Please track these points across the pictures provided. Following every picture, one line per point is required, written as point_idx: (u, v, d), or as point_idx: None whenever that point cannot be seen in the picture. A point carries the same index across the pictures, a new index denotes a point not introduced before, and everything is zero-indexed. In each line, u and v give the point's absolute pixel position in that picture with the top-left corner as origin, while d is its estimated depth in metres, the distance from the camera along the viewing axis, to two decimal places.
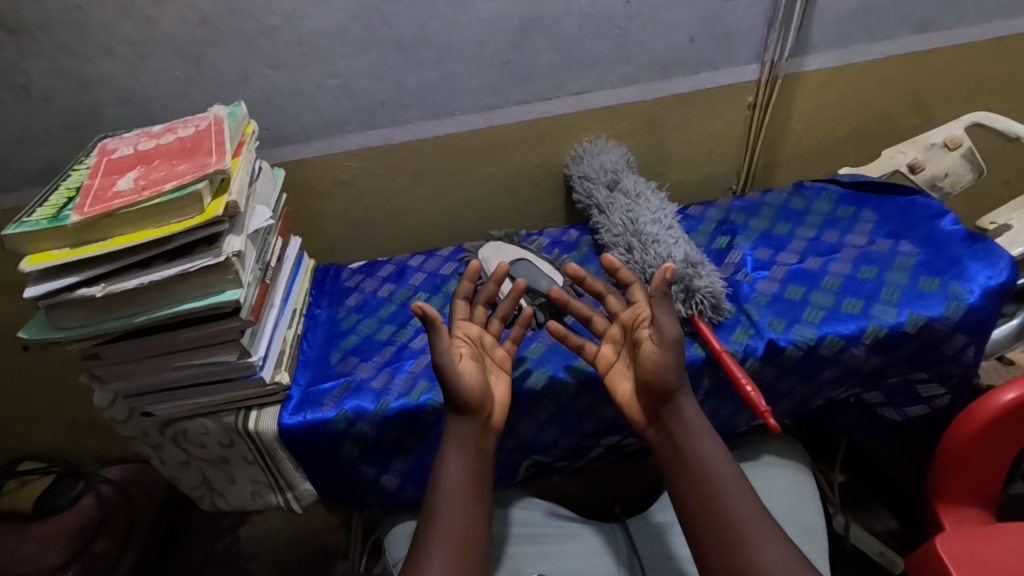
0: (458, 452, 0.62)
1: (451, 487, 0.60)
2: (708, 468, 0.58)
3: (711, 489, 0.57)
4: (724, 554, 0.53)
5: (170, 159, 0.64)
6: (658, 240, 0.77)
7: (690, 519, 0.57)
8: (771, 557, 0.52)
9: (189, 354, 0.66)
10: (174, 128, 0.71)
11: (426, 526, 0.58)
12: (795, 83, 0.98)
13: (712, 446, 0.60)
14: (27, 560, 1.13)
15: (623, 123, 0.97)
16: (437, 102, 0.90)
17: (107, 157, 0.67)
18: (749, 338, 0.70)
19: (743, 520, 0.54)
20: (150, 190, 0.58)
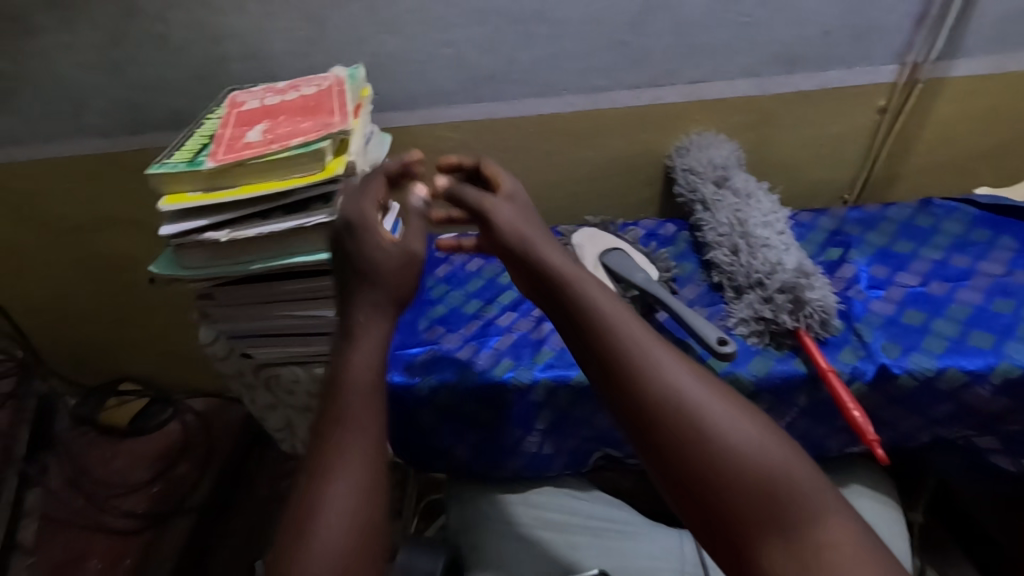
0: (366, 346, 0.54)
1: (356, 391, 0.52)
2: (640, 353, 0.52)
3: (651, 384, 0.51)
4: (683, 438, 0.48)
5: (295, 115, 0.66)
6: (768, 245, 0.73)
7: (633, 410, 0.51)
8: (733, 423, 0.49)
9: (292, 305, 0.69)
10: (297, 86, 0.74)
11: (327, 434, 0.50)
12: (935, 89, 0.89)
13: (635, 326, 0.54)
14: (119, 473, 1.27)
15: (734, 117, 0.92)
16: (546, 81, 0.89)
17: (236, 109, 0.70)
18: (858, 360, 0.65)
19: (695, 395, 0.50)
20: (278, 144, 0.60)
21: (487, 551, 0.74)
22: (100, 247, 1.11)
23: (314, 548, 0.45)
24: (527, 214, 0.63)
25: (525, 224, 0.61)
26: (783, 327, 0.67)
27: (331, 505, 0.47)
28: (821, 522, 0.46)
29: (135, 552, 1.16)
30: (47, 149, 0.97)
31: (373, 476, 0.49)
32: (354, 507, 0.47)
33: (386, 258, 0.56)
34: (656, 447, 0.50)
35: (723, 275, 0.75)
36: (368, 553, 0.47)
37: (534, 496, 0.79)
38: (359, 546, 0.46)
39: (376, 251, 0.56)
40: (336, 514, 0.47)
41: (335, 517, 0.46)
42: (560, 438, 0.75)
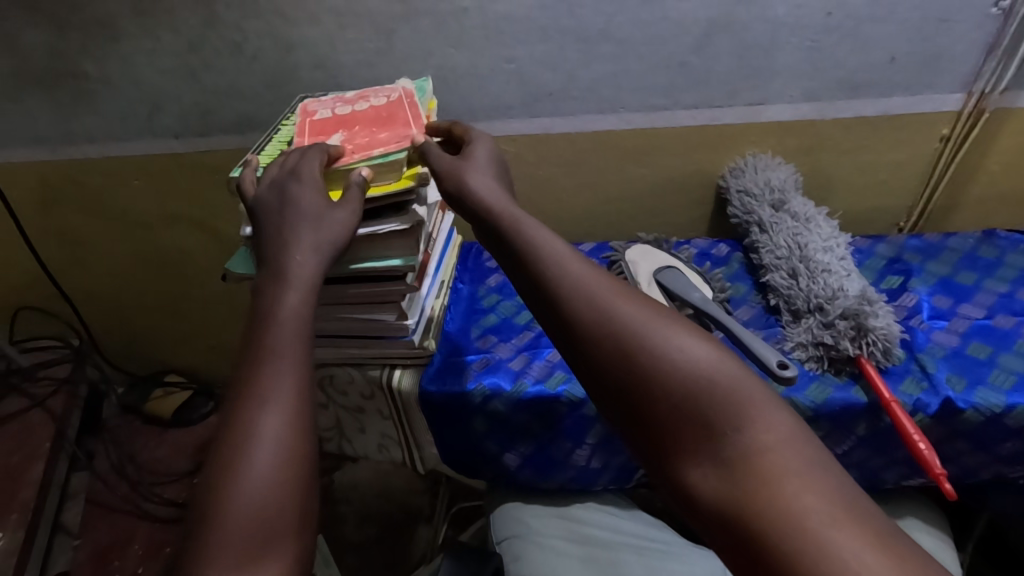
0: (297, 290, 0.52)
1: (285, 327, 0.49)
2: (555, 265, 0.48)
3: (566, 296, 0.46)
4: (603, 346, 0.43)
5: (370, 126, 0.69)
6: (829, 270, 0.73)
7: (552, 324, 0.46)
8: (659, 328, 0.43)
9: (355, 308, 0.71)
10: (366, 96, 0.76)
11: (252, 365, 0.47)
12: (1001, 119, 0.88)
13: (556, 243, 0.50)
14: (162, 461, 1.31)
15: (792, 140, 0.92)
16: (606, 98, 0.90)
17: (310, 118, 0.73)
18: (922, 392, 0.64)
19: (614, 299, 0.44)
20: (360, 154, 0.64)
21: (529, 559, 0.73)
22: (161, 241, 1.15)
23: (242, 480, 0.41)
24: (487, 164, 0.63)
25: (471, 169, 0.61)
26: (844, 354, 0.66)
27: (258, 436, 0.43)
28: (757, 426, 0.39)
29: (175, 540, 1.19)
30: (121, 147, 1.01)
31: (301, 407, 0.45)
32: (284, 436, 0.43)
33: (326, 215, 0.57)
34: (578, 362, 0.44)
35: (780, 298, 0.75)
36: (302, 484, 0.43)
37: (577, 511, 0.81)
38: (288, 478, 0.42)
39: (311, 205, 0.58)
40: (267, 446, 0.43)
41: (265, 447, 0.43)
42: (610, 453, 0.75)
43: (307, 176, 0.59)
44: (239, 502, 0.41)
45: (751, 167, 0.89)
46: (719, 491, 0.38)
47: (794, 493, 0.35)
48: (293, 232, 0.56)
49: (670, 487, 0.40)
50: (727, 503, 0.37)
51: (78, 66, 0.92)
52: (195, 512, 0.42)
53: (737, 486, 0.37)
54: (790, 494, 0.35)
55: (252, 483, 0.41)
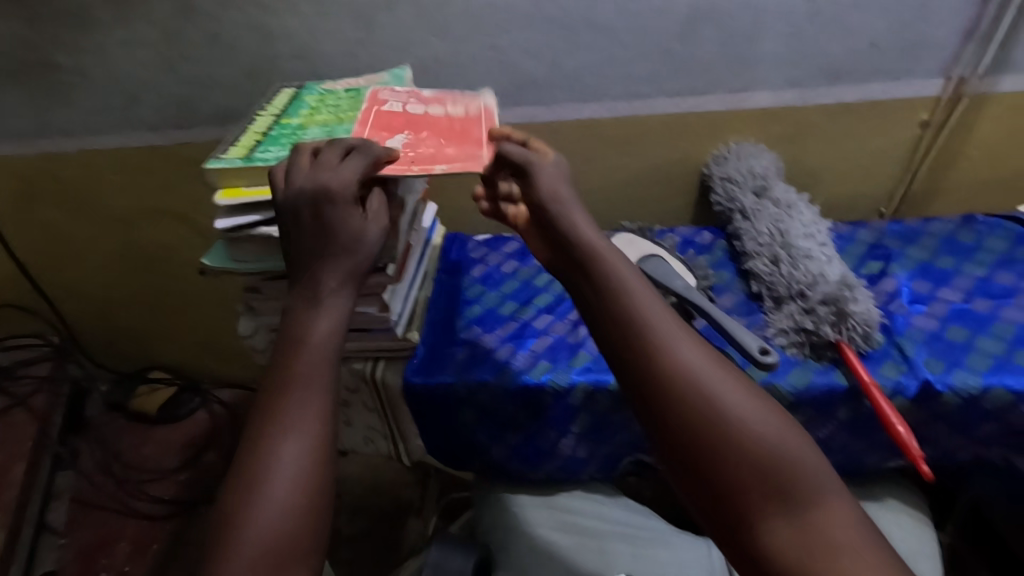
0: (327, 317, 0.52)
1: (312, 359, 0.50)
2: (648, 322, 0.51)
3: (655, 356, 0.49)
4: (686, 407, 0.47)
5: (439, 136, 0.66)
6: (810, 256, 0.73)
7: (636, 375, 0.50)
8: (740, 399, 0.48)
9: None
10: (443, 100, 0.73)
11: (277, 393, 0.48)
12: (981, 104, 0.88)
13: (645, 293, 0.53)
14: (148, 458, 1.30)
15: (775, 127, 0.92)
16: (589, 87, 0.89)
17: (378, 107, 0.70)
18: (901, 375, 0.65)
19: (700, 368, 0.48)
20: (421, 166, 0.60)
21: (516, 550, 0.74)
22: (142, 237, 1.14)
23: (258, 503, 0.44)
24: (563, 180, 0.61)
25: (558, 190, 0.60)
26: (824, 339, 0.67)
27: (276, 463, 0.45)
28: (829, 500, 0.44)
29: (164, 537, 1.19)
30: (97, 141, 0.99)
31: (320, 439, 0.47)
32: (300, 468, 0.45)
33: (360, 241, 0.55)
34: (655, 416, 0.48)
35: (763, 285, 0.75)
36: (316, 508, 0.45)
37: (565, 499, 0.80)
38: (303, 505, 0.44)
39: (353, 230, 0.55)
40: (283, 476, 0.45)
41: (282, 475, 0.45)
42: (596, 442, 0.76)
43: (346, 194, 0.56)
44: (257, 522, 0.43)
45: (734, 154, 0.89)
46: (782, 550, 0.43)
47: (850, 565, 0.41)
48: (322, 262, 0.54)
49: (730, 536, 0.45)
50: (789, 562, 0.43)
51: (49, 57, 0.90)
52: (215, 530, 0.44)
53: (800, 549, 0.43)
54: (848, 565, 0.41)
55: (268, 503, 0.44)
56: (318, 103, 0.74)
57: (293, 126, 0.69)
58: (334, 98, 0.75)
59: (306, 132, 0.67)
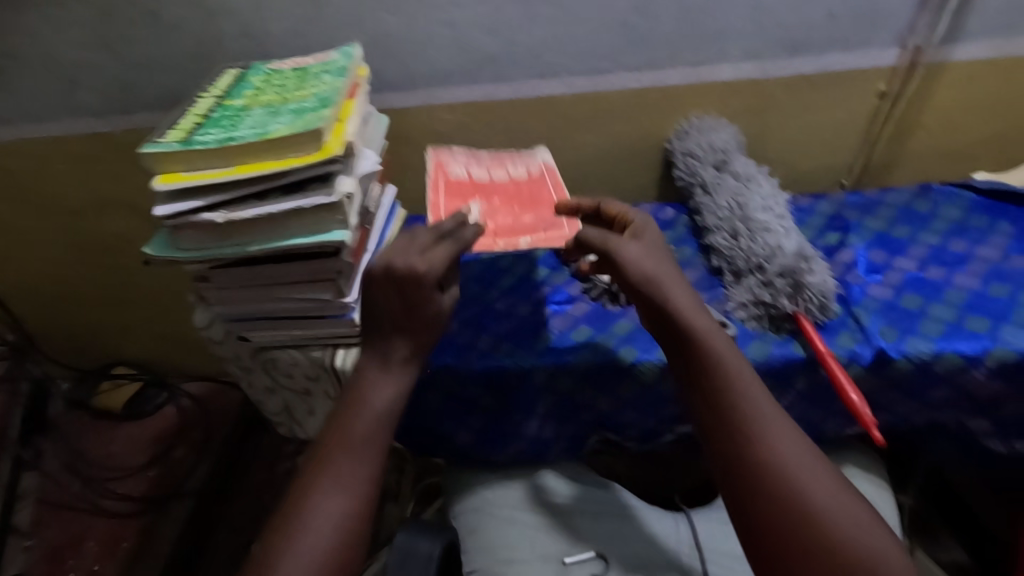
0: (390, 383, 0.57)
1: (369, 421, 0.56)
2: (750, 413, 0.52)
3: (753, 447, 0.51)
4: (782, 504, 0.48)
5: (512, 203, 0.77)
6: (768, 229, 0.73)
7: (735, 455, 0.51)
8: (838, 504, 0.49)
9: (290, 288, 0.68)
10: (504, 163, 0.85)
11: (331, 448, 0.54)
12: (937, 74, 0.89)
13: (748, 381, 0.54)
14: (116, 456, 1.26)
15: (736, 101, 0.91)
16: (547, 62, 0.87)
17: (446, 173, 0.81)
18: (856, 344, 0.66)
19: (796, 464, 0.50)
20: (507, 239, 0.70)
21: (485, 533, 0.75)
22: (94, 228, 1.09)
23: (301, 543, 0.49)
24: (666, 259, 0.61)
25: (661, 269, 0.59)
26: (782, 311, 0.67)
27: (321, 506, 0.51)
28: None
29: (133, 535, 1.16)
30: (37, 128, 0.95)
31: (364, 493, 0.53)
32: (342, 518, 0.51)
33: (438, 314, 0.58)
34: (747, 506, 0.50)
35: (723, 259, 0.75)
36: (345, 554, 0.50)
37: (533, 480, 0.80)
38: (342, 550, 0.50)
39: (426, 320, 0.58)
40: (325, 520, 0.50)
41: (324, 523, 0.50)
42: (561, 422, 0.75)
43: (432, 281, 0.57)
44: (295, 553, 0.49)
45: (696, 129, 0.88)
46: None
47: None
48: (401, 334, 0.58)
49: None
50: None
51: None
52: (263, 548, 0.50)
53: None
54: None
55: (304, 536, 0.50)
56: (264, 84, 0.71)
57: (236, 108, 0.66)
58: (280, 78, 0.72)
59: (249, 114, 0.64)
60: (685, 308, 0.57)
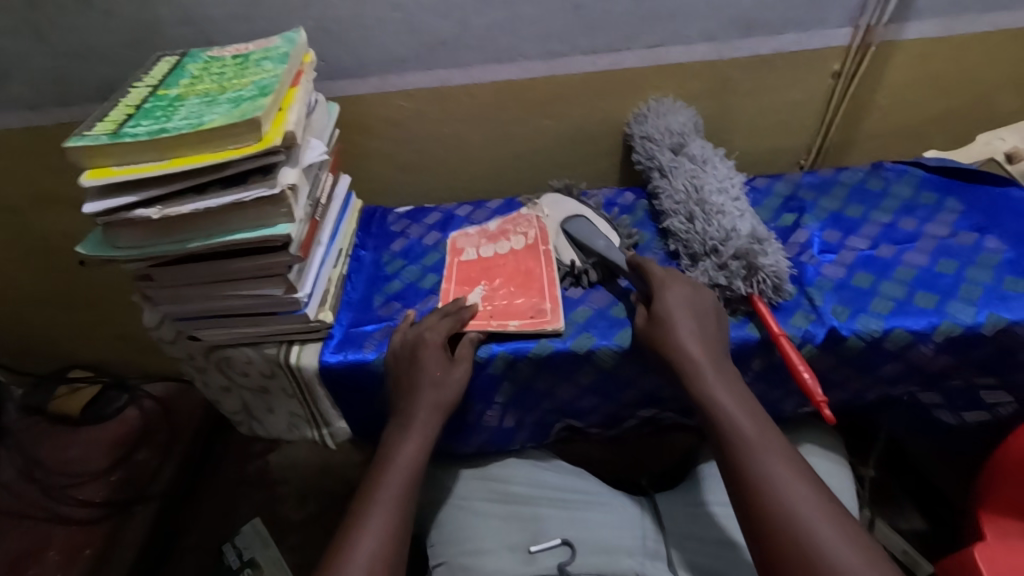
0: (415, 441, 0.63)
1: (396, 477, 0.61)
2: (756, 455, 0.55)
3: (758, 487, 0.53)
4: (790, 553, 0.49)
5: (510, 283, 0.73)
6: (723, 211, 0.74)
7: (739, 487, 0.54)
8: (838, 534, 0.50)
9: (237, 284, 0.66)
10: (508, 233, 0.80)
11: (363, 503, 0.59)
12: (889, 53, 0.89)
13: (756, 428, 0.57)
14: (75, 461, 1.22)
15: (694, 83, 0.91)
16: (501, 46, 0.85)
17: (456, 258, 0.79)
18: (809, 324, 0.66)
19: (793, 495, 0.52)
20: (498, 321, 0.68)
21: (451, 526, 0.74)
22: (35, 228, 1.05)
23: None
24: (687, 317, 0.62)
25: (673, 328, 0.62)
26: (737, 294, 0.67)
27: (357, 553, 0.55)
28: None
29: (99, 542, 1.11)
30: None
31: (394, 540, 0.57)
32: (375, 559, 0.55)
33: (445, 379, 0.65)
34: (758, 552, 0.51)
35: (679, 243, 0.76)
36: None
37: (497, 469, 0.79)
38: None
39: (436, 371, 0.64)
40: (360, 565, 0.54)
41: (361, 561, 0.55)
42: (523, 411, 0.75)
43: (434, 344, 0.65)
44: None
45: (654, 110, 0.87)
46: None
47: None
48: (414, 391, 0.64)
49: None
50: None
51: None
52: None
53: None
54: None
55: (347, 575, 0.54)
56: (201, 72, 0.69)
57: (170, 98, 0.64)
58: (219, 66, 0.70)
59: (183, 104, 0.62)
60: (697, 361, 0.60)
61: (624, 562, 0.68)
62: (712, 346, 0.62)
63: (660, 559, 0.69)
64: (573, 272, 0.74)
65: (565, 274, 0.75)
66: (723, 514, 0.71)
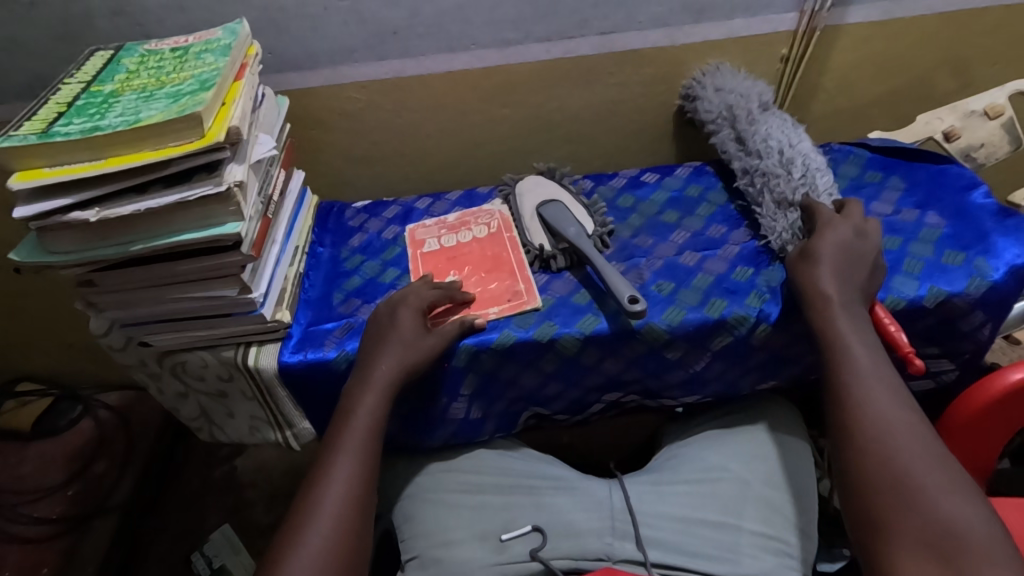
0: (372, 400, 0.62)
1: (354, 433, 0.60)
2: (864, 379, 0.58)
3: (857, 405, 0.57)
4: (874, 457, 0.54)
5: (479, 270, 0.75)
6: (819, 168, 0.75)
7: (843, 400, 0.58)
8: (927, 454, 0.54)
9: (187, 287, 0.63)
10: (467, 222, 0.82)
11: (327, 456, 0.59)
12: (833, 36, 0.92)
13: (870, 355, 0.59)
14: (27, 477, 1.17)
15: (647, 69, 0.91)
16: (453, 34, 0.85)
17: (419, 252, 0.79)
18: (763, 303, 0.68)
19: (892, 414, 0.56)
20: (477, 310, 0.70)
21: (419, 521, 0.74)
22: None
23: (300, 545, 0.54)
24: (836, 256, 0.64)
25: (820, 264, 0.63)
26: None
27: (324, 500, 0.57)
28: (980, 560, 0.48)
29: (56, 558, 1.07)
30: None
31: (354, 497, 0.57)
32: (333, 520, 0.55)
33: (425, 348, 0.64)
34: (844, 453, 0.56)
35: (765, 185, 0.76)
36: (342, 554, 0.54)
37: (464, 461, 0.78)
38: (332, 554, 0.54)
39: (408, 330, 0.65)
40: (325, 521, 0.55)
41: (319, 528, 0.55)
42: (488, 402, 0.75)
43: (410, 308, 0.67)
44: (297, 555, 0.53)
45: (727, 70, 0.89)
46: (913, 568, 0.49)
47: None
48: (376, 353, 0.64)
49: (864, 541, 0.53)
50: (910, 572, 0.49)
51: None
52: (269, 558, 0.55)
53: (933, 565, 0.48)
54: None
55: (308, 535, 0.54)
56: (138, 66, 0.66)
57: (105, 94, 0.61)
58: (157, 60, 0.67)
59: (119, 99, 0.60)
60: (829, 297, 0.62)
61: (592, 545, 0.69)
62: (852, 286, 0.63)
63: (628, 539, 0.69)
64: (542, 255, 0.75)
65: (534, 257, 0.75)
66: (690, 492, 0.73)
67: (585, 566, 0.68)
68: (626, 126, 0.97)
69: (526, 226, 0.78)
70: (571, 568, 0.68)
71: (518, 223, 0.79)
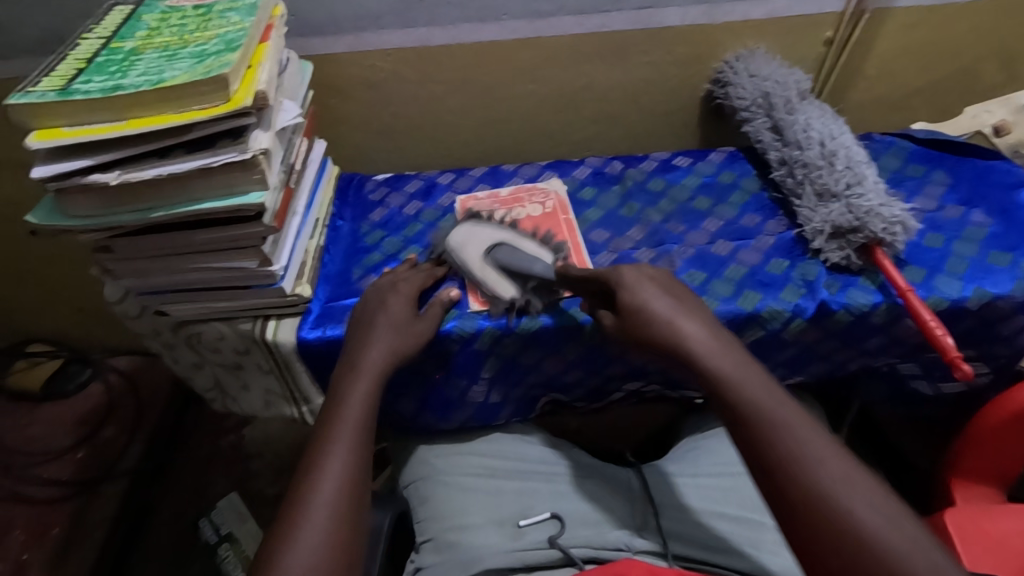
0: (366, 382, 0.57)
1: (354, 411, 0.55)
2: (775, 424, 0.45)
3: (766, 444, 0.45)
4: (803, 509, 0.41)
5: None
6: (865, 161, 0.72)
7: (746, 445, 0.46)
8: (856, 484, 0.41)
9: (207, 256, 0.62)
10: (520, 199, 0.79)
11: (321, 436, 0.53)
12: (882, 19, 0.87)
13: (766, 392, 0.47)
14: (35, 439, 1.15)
15: (684, 48, 0.88)
16: (484, 3, 0.81)
17: None
18: (799, 298, 0.66)
19: (806, 443, 0.43)
20: None
21: (434, 502, 0.73)
22: None
23: (302, 528, 0.46)
24: (654, 284, 0.58)
25: (644, 290, 0.57)
26: (858, 241, 0.66)
27: (321, 478, 0.49)
28: None
29: (64, 521, 1.07)
30: None
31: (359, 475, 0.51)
32: (339, 501, 0.48)
33: None
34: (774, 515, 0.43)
35: (805, 177, 0.73)
36: (350, 534, 0.47)
37: (481, 444, 0.78)
38: (343, 533, 0.47)
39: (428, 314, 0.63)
40: (327, 501, 0.48)
41: (322, 507, 0.47)
42: (508, 386, 0.73)
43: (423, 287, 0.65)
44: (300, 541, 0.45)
45: (762, 57, 0.86)
46: None
47: None
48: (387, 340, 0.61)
49: None
50: None
51: None
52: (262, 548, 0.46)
53: None
54: None
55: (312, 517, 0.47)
56: (159, 24, 0.63)
57: (125, 51, 0.59)
58: (179, 17, 0.64)
59: (140, 58, 0.57)
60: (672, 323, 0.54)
61: (612, 535, 0.67)
62: (692, 311, 0.56)
63: (647, 531, 0.69)
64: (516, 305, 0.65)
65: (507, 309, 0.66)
66: (708, 484, 0.72)
67: (606, 555, 0.65)
68: (656, 107, 0.94)
69: (481, 280, 0.67)
70: (592, 556, 0.65)
71: (470, 280, 0.68)
